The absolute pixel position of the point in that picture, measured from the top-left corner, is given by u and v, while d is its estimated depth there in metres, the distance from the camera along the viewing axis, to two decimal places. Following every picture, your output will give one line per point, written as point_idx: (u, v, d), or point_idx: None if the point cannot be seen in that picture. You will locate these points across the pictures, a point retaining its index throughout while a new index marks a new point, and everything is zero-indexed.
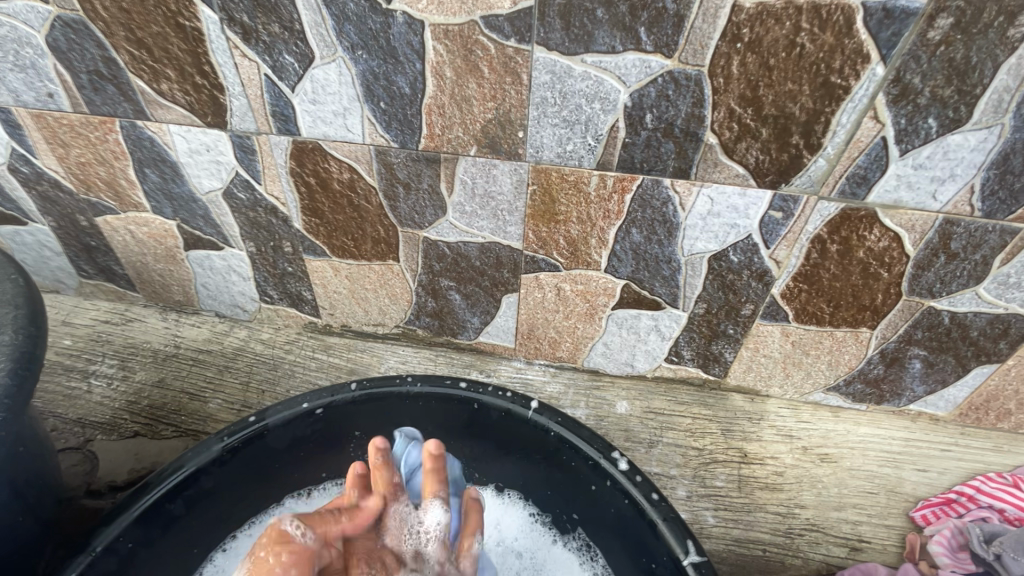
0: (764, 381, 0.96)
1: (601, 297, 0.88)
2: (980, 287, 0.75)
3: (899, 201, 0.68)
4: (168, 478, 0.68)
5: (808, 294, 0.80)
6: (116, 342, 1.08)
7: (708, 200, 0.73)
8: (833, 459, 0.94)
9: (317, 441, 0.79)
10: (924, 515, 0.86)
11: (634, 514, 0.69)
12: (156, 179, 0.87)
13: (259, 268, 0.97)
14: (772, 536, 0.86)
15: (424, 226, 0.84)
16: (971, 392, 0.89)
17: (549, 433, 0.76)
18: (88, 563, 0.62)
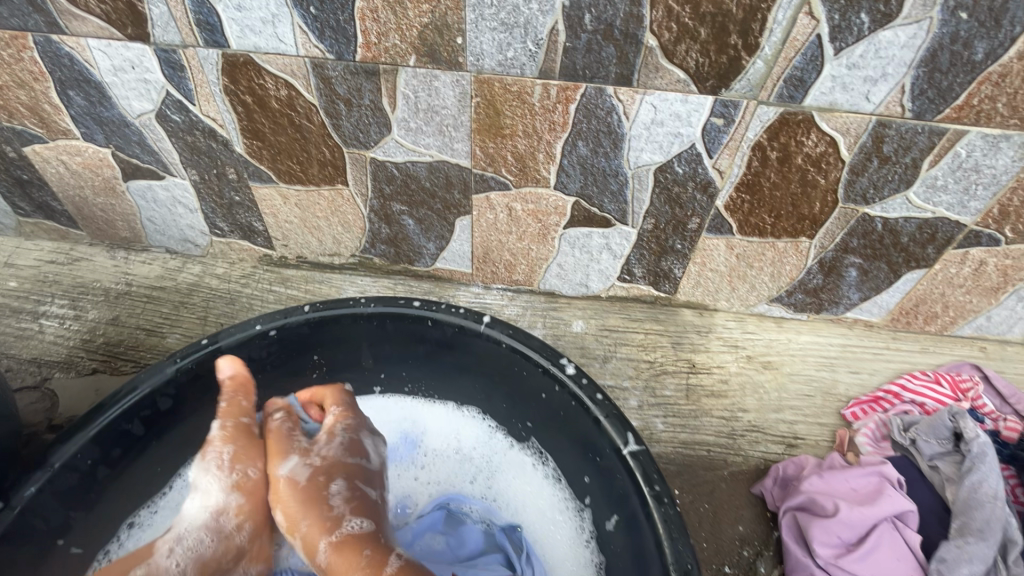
0: (712, 295, 1.00)
1: (554, 216, 0.89)
2: (910, 191, 0.78)
3: (834, 103, 0.69)
4: (122, 399, 0.68)
5: (751, 205, 0.83)
6: (65, 282, 1.05)
7: (652, 108, 0.73)
8: (774, 365, 0.99)
9: (274, 362, 0.81)
10: (853, 412, 0.93)
11: (580, 413, 0.73)
12: (82, 102, 0.82)
13: (204, 198, 0.95)
14: (715, 438, 0.93)
15: (369, 146, 0.82)
16: (902, 296, 0.94)
17: (501, 344, 0.78)
18: (49, 478, 0.62)
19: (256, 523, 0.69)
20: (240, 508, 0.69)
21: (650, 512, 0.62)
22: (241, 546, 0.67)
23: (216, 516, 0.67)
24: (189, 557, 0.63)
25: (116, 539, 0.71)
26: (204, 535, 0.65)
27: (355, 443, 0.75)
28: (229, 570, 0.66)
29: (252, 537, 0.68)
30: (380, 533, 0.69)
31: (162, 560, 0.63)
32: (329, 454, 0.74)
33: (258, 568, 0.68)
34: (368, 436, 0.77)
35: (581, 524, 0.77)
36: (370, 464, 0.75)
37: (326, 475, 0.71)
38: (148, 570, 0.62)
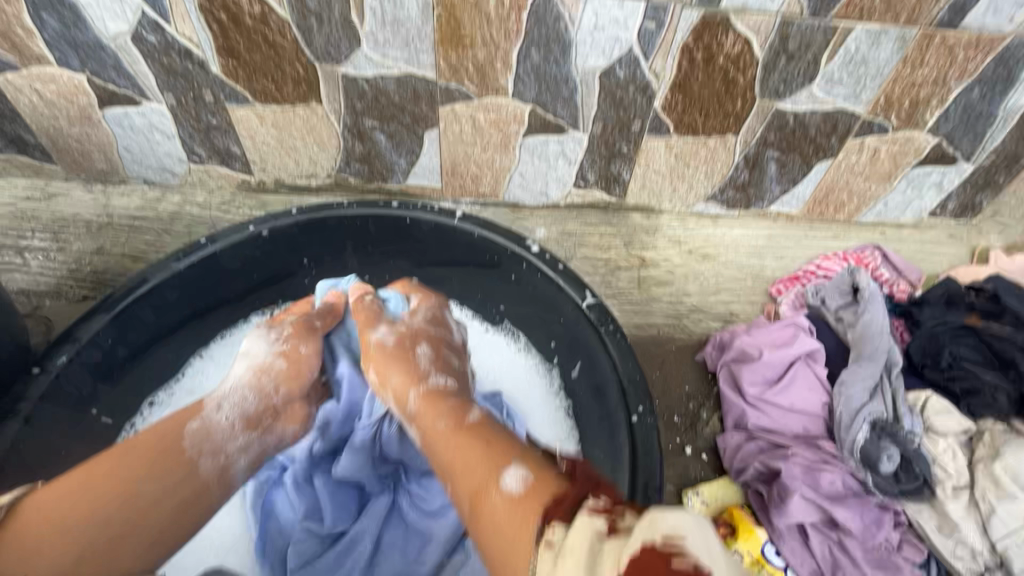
0: (657, 197, 1.13)
1: (513, 124, 0.99)
2: (813, 86, 0.92)
3: (746, 5, 0.81)
4: (134, 288, 0.75)
5: (684, 105, 0.95)
6: (44, 217, 1.08)
7: (594, 14, 0.83)
8: (712, 256, 1.14)
9: (267, 262, 0.88)
10: (777, 288, 1.09)
11: (546, 284, 0.85)
12: (56, 24, 0.85)
13: (182, 123, 1.00)
14: (664, 318, 1.07)
15: (341, 60, 0.90)
16: (814, 187, 1.09)
17: (474, 235, 0.88)
18: (77, 351, 0.70)
19: (290, 387, 0.82)
20: (280, 369, 0.81)
21: (606, 345, 0.76)
22: (276, 405, 0.80)
23: (258, 375, 0.80)
24: (236, 413, 0.76)
25: (140, 414, 0.81)
26: (248, 394, 0.78)
27: (435, 317, 0.86)
28: (269, 426, 0.79)
29: (285, 399, 0.81)
30: (461, 391, 0.73)
31: (213, 415, 0.74)
32: (413, 324, 0.84)
33: (293, 427, 0.81)
34: (448, 314, 0.88)
35: (551, 381, 0.90)
36: (451, 338, 0.84)
37: (413, 341, 0.81)
38: (202, 423, 0.72)
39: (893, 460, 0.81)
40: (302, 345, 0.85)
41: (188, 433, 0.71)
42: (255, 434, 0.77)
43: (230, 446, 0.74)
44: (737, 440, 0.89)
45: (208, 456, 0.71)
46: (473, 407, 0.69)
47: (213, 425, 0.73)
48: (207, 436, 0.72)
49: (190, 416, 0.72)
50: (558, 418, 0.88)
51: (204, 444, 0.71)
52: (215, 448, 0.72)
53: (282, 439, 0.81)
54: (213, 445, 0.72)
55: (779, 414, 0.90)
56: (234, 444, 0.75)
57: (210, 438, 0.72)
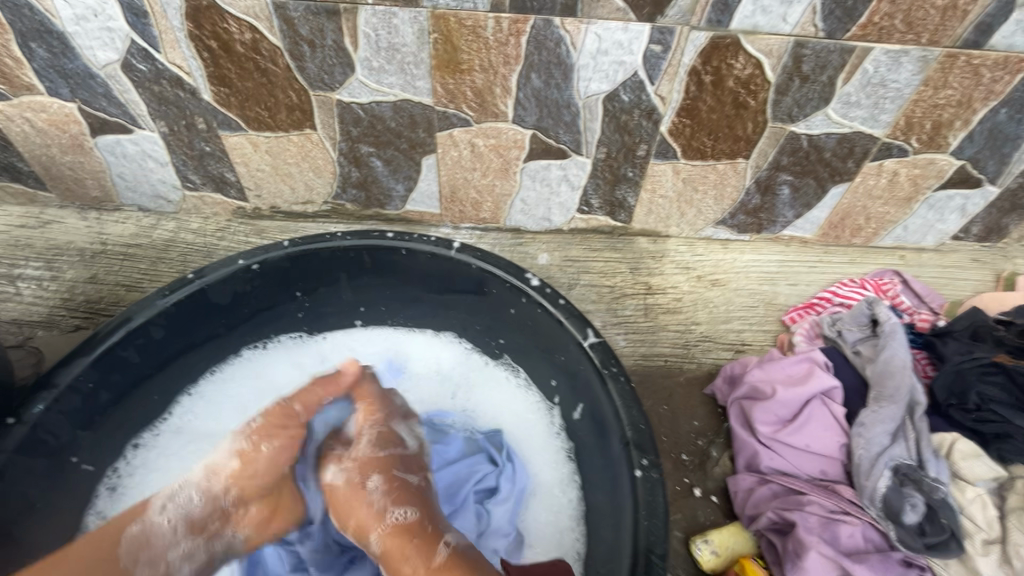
0: (664, 222, 1.09)
1: (514, 150, 0.95)
2: (829, 108, 0.87)
3: (757, 26, 0.77)
4: (117, 328, 0.72)
5: (692, 129, 0.91)
6: (37, 245, 1.06)
7: (596, 38, 0.79)
8: (722, 283, 1.09)
9: (258, 297, 0.85)
10: (791, 317, 1.04)
11: (546, 319, 0.81)
12: (45, 54, 0.84)
13: (175, 150, 0.98)
14: (672, 349, 1.03)
15: (335, 87, 0.87)
16: (830, 212, 1.05)
17: (471, 267, 0.85)
18: (55, 397, 0.67)
19: (242, 490, 0.71)
20: (232, 471, 0.71)
21: (608, 389, 0.71)
22: (225, 508, 0.70)
23: (209, 477, 0.71)
24: (179, 514, 0.68)
25: (123, 458, 0.78)
26: (194, 493, 0.70)
27: (386, 434, 0.76)
28: (218, 531, 0.70)
29: (235, 502, 0.71)
30: (425, 519, 0.70)
31: (155, 518, 0.68)
32: (360, 452, 0.74)
33: (246, 532, 0.71)
34: (399, 424, 0.79)
35: (552, 421, 0.86)
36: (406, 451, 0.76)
37: (361, 474, 0.72)
38: (144, 526, 0.67)
39: (916, 510, 0.76)
40: (263, 441, 0.73)
41: (127, 537, 0.66)
42: (200, 539, 0.69)
43: (172, 552, 0.67)
44: (749, 483, 0.84)
45: (144, 564, 0.66)
46: (441, 543, 0.67)
47: (153, 529, 0.67)
48: (145, 542, 0.66)
49: (129, 518, 0.67)
50: (558, 460, 0.83)
51: (140, 554, 0.65)
52: (153, 558, 0.66)
53: (232, 545, 0.71)
54: (150, 552, 0.66)
55: (794, 456, 0.85)
56: (177, 550, 0.68)
57: (149, 545, 0.66)
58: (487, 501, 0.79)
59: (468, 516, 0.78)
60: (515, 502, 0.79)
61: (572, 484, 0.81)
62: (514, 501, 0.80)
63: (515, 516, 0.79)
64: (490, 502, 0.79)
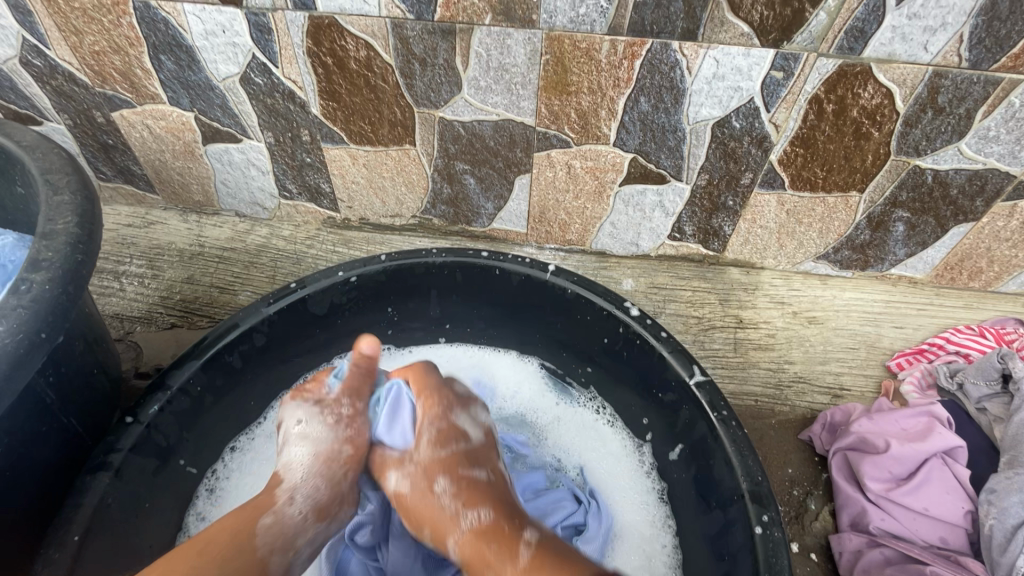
0: (760, 253, 1.04)
1: (610, 173, 0.93)
2: (962, 142, 0.81)
3: (893, 54, 0.72)
4: (226, 333, 0.74)
5: (805, 159, 0.86)
6: (142, 244, 1.10)
7: (714, 63, 0.76)
8: (820, 320, 1.03)
9: (352, 308, 0.86)
10: (898, 363, 0.96)
11: (645, 352, 0.77)
12: (172, 66, 0.88)
13: (277, 160, 1.01)
14: (763, 389, 0.95)
15: (439, 105, 0.87)
16: (947, 252, 0.98)
17: (566, 292, 0.82)
18: (168, 399, 0.69)
19: (356, 471, 0.71)
20: (347, 458, 0.70)
21: (718, 435, 0.67)
22: (344, 490, 0.69)
23: (324, 463, 0.68)
24: (309, 505, 0.65)
25: (221, 460, 0.79)
26: (316, 481, 0.67)
27: (444, 432, 0.71)
28: (338, 513, 0.68)
29: (348, 480, 0.70)
30: (500, 514, 0.62)
31: (286, 509, 0.64)
32: (422, 455, 0.70)
33: (355, 510, 0.70)
34: (458, 418, 0.73)
35: (642, 458, 0.82)
36: (473, 444, 0.71)
37: (427, 478, 0.68)
38: (275, 518, 0.62)
39: None
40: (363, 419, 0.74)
41: (264, 529, 0.61)
42: (326, 525, 0.66)
43: (303, 540, 0.63)
44: (857, 544, 0.77)
45: (281, 555, 0.60)
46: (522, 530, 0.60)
47: (285, 519, 0.63)
48: (279, 532, 0.62)
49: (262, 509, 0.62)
50: (649, 500, 0.79)
51: (276, 543, 0.60)
52: (286, 546, 0.61)
53: (344, 524, 0.69)
54: (285, 541, 0.61)
55: (908, 518, 0.77)
56: (304, 537, 0.64)
57: (283, 535, 0.62)
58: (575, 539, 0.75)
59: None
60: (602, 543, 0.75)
61: (666, 528, 0.77)
62: (601, 541, 0.75)
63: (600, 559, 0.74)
64: (579, 540, 0.75)
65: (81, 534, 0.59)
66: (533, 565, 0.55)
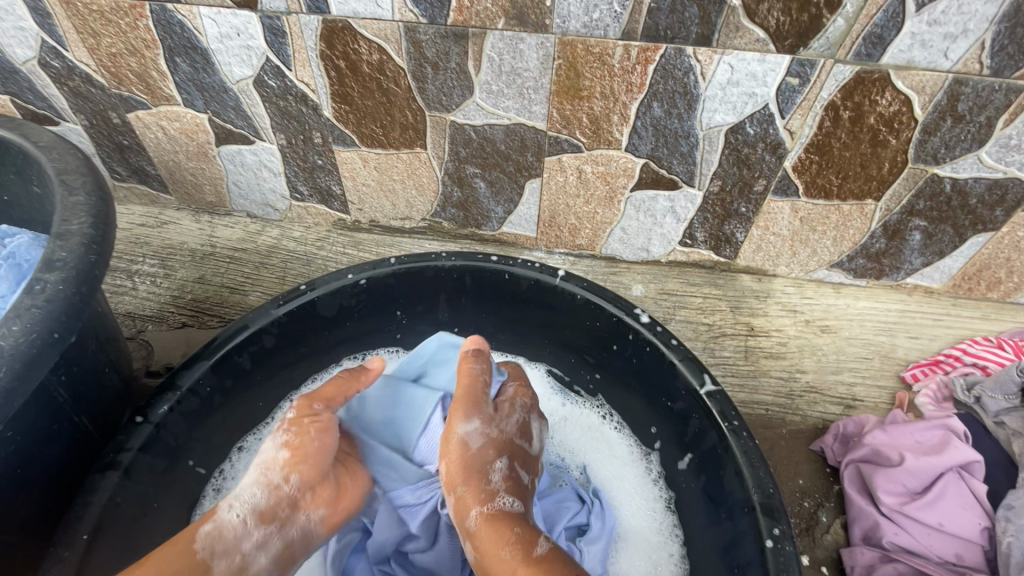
0: (772, 260, 1.03)
1: (621, 178, 0.93)
2: (982, 150, 0.79)
3: (912, 61, 0.71)
4: (236, 335, 0.74)
5: (820, 166, 0.85)
6: (155, 243, 1.11)
7: (729, 68, 0.75)
8: (833, 329, 1.01)
9: (361, 311, 0.86)
10: (913, 374, 0.95)
11: (655, 359, 0.76)
12: (187, 68, 0.89)
13: (289, 162, 1.01)
14: (774, 398, 0.94)
15: (451, 109, 0.87)
16: (965, 262, 0.96)
17: (576, 298, 0.81)
18: (177, 399, 0.69)
19: (303, 475, 0.66)
20: (286, 461, 0.65)
21: (729, 445, 0.66)
22: (292, 495, 0.65)
23: (265, 470, 0.65)
24: (247, 508, 0.63)
25: (229, 460, 0.80)
26: (256, 488, 0.64)
27: (526, 424, 0.72)
28: (291, 517, 0.65)
29: (300, 487, 0.66)
30: (530, 517, 0.65)
31: (225, 515, 0.62)
32: (504, 429, 0.70)
33: (321, 513, 0.67)
34: (537, 422, 0.74)
35: (649, 466, 0.81)
36: (531, 449, 0.72)
37: (494, 450, 0.68)
38: (216, 524, 0.62)
39: None
40: (312, 421, 0.68)
41: (200, 536, 0.61)
42: (274, 528, 0.64)
43: (246, 544, 0.62)
44: (869, 559, 0.75)
45: (220, 560, 0.60)
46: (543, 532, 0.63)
47: (225, 525, 0.62)
48: (220, 537, 0.61)
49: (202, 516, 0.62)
50: (656, 508, 0.78)
51: (213, 550, 0.60)
52: (230, 551, 0.62)
53: (308, 529, 0.67)
54: (226, 546, 0.61)
55: (922, 533, 0.75)
56: (250, 542, 0.63)
57: (224, 539, 0.61)
58: (578, 539, 0.74)
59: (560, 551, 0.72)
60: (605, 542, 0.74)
61: (673, 537, 0.76)
62: (606, 542, 0.74)
63: (605, 560, 0.74)
64: (581, 541, 0.74)
65: (90, 533, 0.59)
66: (549, 560, 0.59)
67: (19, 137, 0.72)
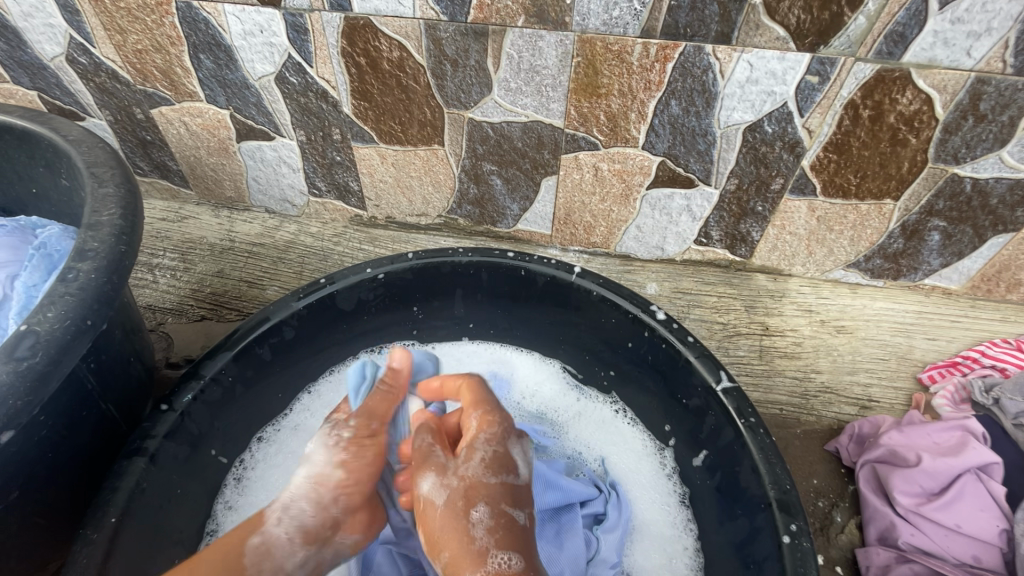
0: (788, 260, 1.03)
1: (638, 176, 0.93)
2: (1004, 150, 0.79)
3: (934, 59, 0.71)
4: (257, 327, 0.75)
5: (838, 165, 0.85)
6: (175, 238, 1.13)
7: (748, 67, 0.75)
8: (849, 330, 1.01)
9: (378, 305, 0.87)
10: (930, 375, 0.94)
11: (671, 356, 0.76)
12: (211, 65, 0.90)
13: (308, 158, 1.03)
14: (789, 398, 0.94)
15: (469, 106, 0.88)
16: (985, 263, 0.95)
17: (592, 294, 0.82)
18: (200, 388, 0.71)
19: (353, 499, 0.66)
20: (339, 481, 0.66)
21: (745, 441, 0.67)
22: (337, 517, 0.65)
23: (317, 487, 0.65)
24: (296, 527, 0.62)
25: (249, 450, 0.81)
26: (307, 505, 0.64)
27: (497, 457, 0.62)
28: (330, 538, 0.64)
29: (346, 511, 0.65)
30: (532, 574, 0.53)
31: (274, 530, 0.62)
32: (468, 471, 0.61)
33: (355, 538, 0.67)
34: (515, 446, 0.64)
35: (663, 461, 0.82)
36: (517, 482, 0.61)
37: (467, 500, 0.58)
38: (263, 538, 0.61)
39: None
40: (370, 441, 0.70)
41: (249, 549, 0.59)
42: (313, 550, 0.63)
43: (289, 565, 0.61)
44: (885, 559, 0.75)
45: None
46: None
47: (273, 541, 0.61)
48: (267, 553, 0.60)
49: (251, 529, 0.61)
50: (671, 503, 0.78)
51: (262, 566, 0.59)
52: (273, 571, 0.60)
53: (340, 552, 0.66)
54: (272, 564, 0.60)
55: (939, 534, 0.75)
56: (294, 562, 0.61)
57: (271, 556, 0.60)
58: (596, 528, 0.75)
59: (579, 539, 0.72)
60: (623, 533, 0.74)
61: (687, 531, 0.76)
62: (622, 533, 0.74)
63: (621, 550, 0.74)
64: (599, 529, 0.74)
65: (118, 517, 0.60)
66: None
67: (50, 130, 0.74)
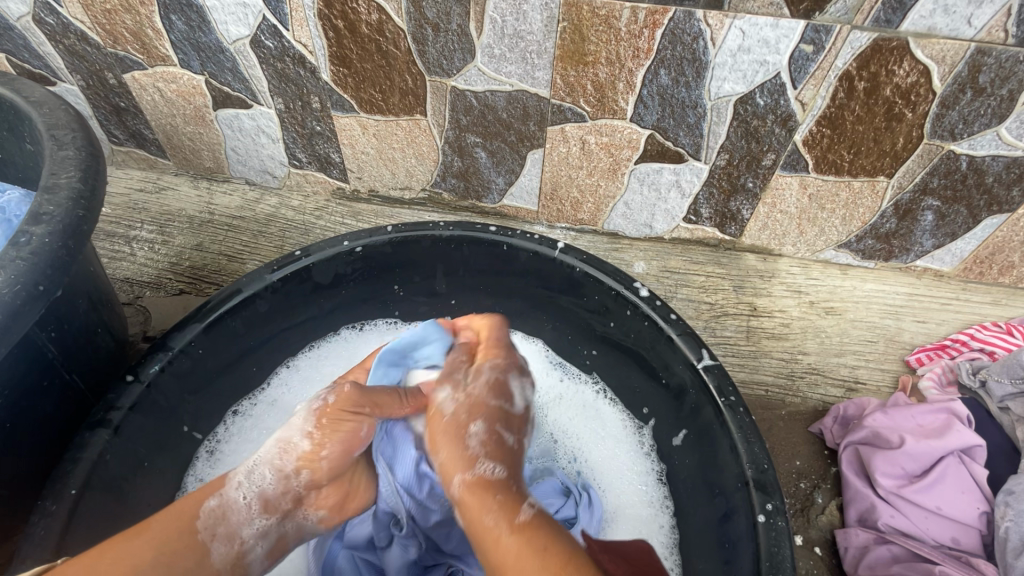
0: (779, 239, 1.01)
1: (626, 150, 0.90)
2: (1003, 126, 0.76)
3: (933, 28, 0.68)
4: (228, 298, 0.73)
5: (831, 140, 0.82)
6: (153, 210, 1.10)
7: (740, 34, 0.72)
8: (837, 311, 0.99)
9: (357, 279, 0.84)
10: (918, 358, 0.93)
11: (654, 334, 0.75)
12: (183, 27, 0.87)
13: (287, 128, 1.00)
14: (774, 378, 0.92)
15: (452, 74, 0.85)
16: (978, 244, 0.94)
17: (574, 270, 0.79)
18: (168, 359, 0.69)
19: (314, 474, 0.63)
20: (303, 453, 0.62)
21: (725, 420, 0.65)
22: (298, 490, 0.63)
23: (280, 455, 0.62)
24: (255, 493, 0.61)
25: (224, 423, 0.81)
26: (267, 471, 0.62)
27: (498, 382, 0.67)
28: (291, 511, 0.63)
29: (309, 485, 0.63)
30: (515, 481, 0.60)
31: (233, 494, 0.60)
32: (474, 391, 0.66)
33: (320, 514, 0.65)
34: (514, 379, 0.69)
35: (641, 441, 0.81)
36: (514, 408, 0.66)
37: (468, 415, 0.64)
38: (221, 501, 0.59)
39: None
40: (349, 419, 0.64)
41: (205, 512, 0.58)
42: (273, 520, 0.62)
43: (246, 531, 0.60)
44: (863, 540, 0.74)
45: (220, 543, 0.58)
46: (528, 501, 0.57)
47: (230, 505, 0.60)
48: (222, 517, 0.59)
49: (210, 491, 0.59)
50: (648, 483, 0.78)
51: (217, 531, 0.58)
52: (230, 534, 0.59)
53: (305, 526, 0.65)
54: (226, 530, 0.59)
55: (919, 516, 0.74)
56: (250, 529, 0.61)
57: (226, 520, 0.59)
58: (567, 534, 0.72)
59: None
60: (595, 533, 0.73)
61: (663, 509, 0.76)
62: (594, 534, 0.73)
63: None
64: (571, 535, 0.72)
65: (78, 488, 0.59)
66: (534, 524, 0.55)
67: (11, 91, 0.71)
